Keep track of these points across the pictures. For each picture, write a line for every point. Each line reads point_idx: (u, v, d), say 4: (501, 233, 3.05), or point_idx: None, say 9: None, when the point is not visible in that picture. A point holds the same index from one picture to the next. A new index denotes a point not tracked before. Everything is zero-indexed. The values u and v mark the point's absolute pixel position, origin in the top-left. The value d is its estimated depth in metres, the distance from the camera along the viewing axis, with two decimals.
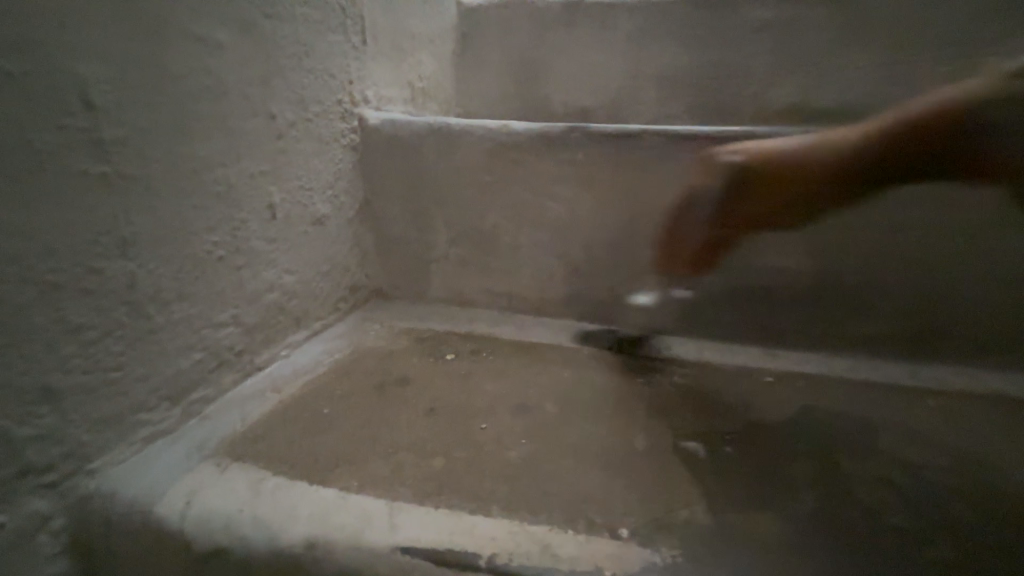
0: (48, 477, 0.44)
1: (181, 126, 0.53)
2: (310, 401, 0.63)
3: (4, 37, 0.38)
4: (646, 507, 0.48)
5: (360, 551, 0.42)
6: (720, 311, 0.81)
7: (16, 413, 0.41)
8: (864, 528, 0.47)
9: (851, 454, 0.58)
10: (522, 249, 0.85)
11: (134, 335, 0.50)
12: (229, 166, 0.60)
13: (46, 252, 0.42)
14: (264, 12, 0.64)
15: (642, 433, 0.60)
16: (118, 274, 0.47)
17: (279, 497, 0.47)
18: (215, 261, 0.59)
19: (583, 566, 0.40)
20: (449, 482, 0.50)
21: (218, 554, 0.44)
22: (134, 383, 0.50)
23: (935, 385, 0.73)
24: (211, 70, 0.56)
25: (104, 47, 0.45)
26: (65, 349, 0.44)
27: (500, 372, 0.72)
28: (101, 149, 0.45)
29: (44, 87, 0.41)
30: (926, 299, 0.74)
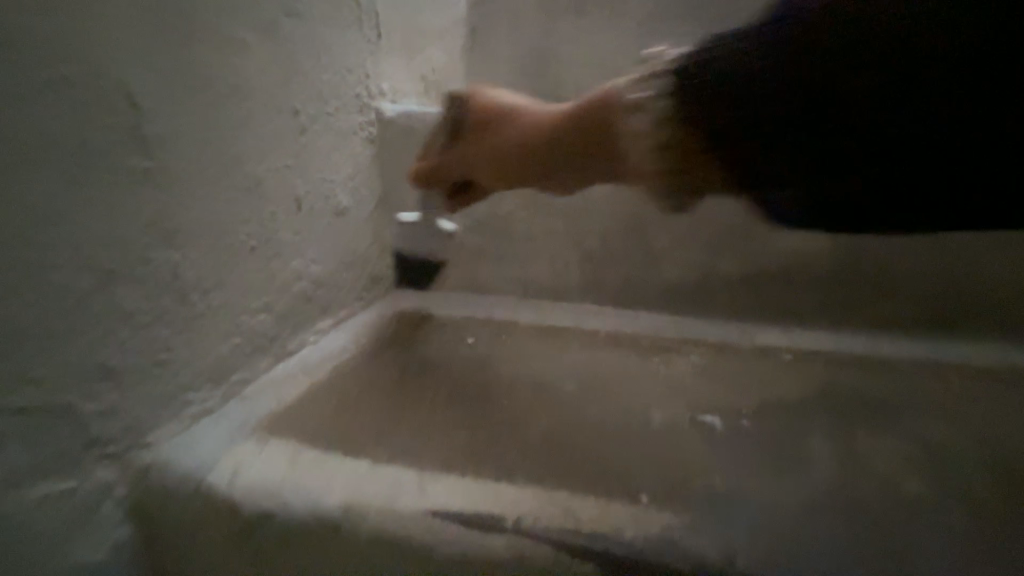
0: (110, 449, 0.48)
1: (214, 123, 0.56)
2: (339, 383, 0.66)
3: (59, 44, 0.41)
4: (663, 475, 0.49)
5: (393, 514, 0.45)
6: (734, 291, 0.83)
7: (83, 389, 0.45)
8: (881, 495, 0.48)
9: (869, 427, 0.59)
10: (538, 234, 0.88)
11: (180, 320, 0.54)
12: (258, 161, 0.63)
13: (101, 242, 0.46)
14: (285, 11, 0.67)
15: (658, 408, 0.62)
16: (164, 263, 0.51)
17: (316, 467, 0.50)
18: (248, 251, 0.62)
19: (605, 526, 0.43)
20: (474, 454, 0.53)
21: (264, 519, 0.47)
22: (181, 365, 0.54)
23: (958, 360, 0.73)
24: (239, 68, 0.59)
25: (145, 50, 0.48)
26: (122, 332, 0.48)
27: (518, 354, 0.75)
28: (144, 147, 0.49)
29: (94, 89, 0.44)
30: (946, 278, 0.75)
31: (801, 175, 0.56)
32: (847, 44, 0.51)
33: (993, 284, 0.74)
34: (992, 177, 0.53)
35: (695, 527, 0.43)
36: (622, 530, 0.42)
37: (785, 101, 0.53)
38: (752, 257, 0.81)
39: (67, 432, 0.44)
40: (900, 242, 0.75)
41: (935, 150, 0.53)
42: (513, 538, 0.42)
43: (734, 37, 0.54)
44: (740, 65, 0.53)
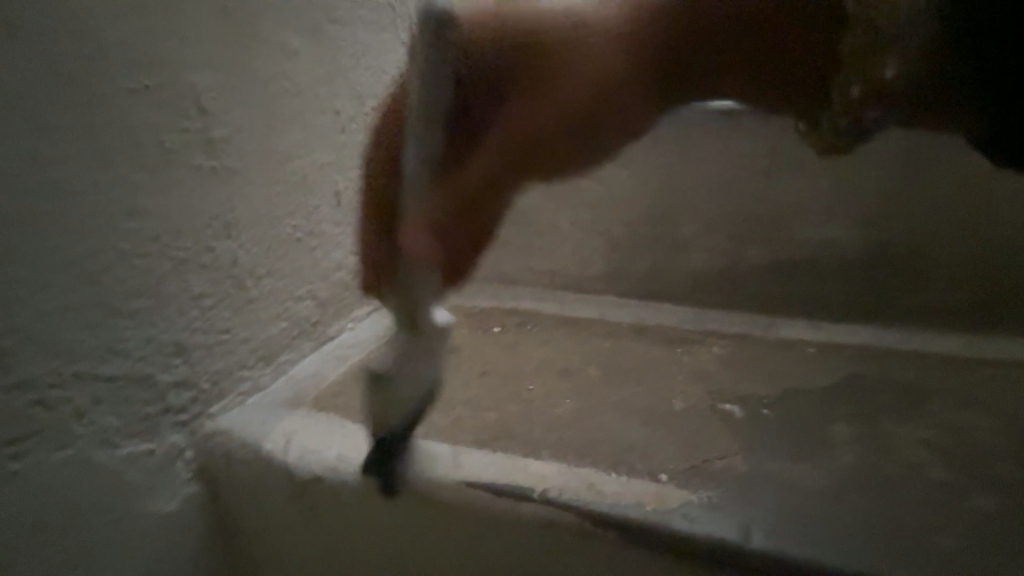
0: (181, 417, 0.55)
1: (268, 120, 0.62)
2: (376, 365, 0.71)
3: (140, 58, 0.47)
4: (686, 457, 0.52)
5: (430, 482, 0.49)
6: (761, 283, 0.88)
7: (159, 362, 0.52)
8: (905, 478, 0.48)
9: (897, 416, 0.59)
10: (563, 228, 0.96)
11: (236, 303, 0.60)
12: (305, 158, 0.69)
13: (175, 231, 0.52)
14: (330, 17, 0.71)
15: (680, 394, 0.64)
16: (225, 252, 0.58)
17: (359, 438, 0.55)
18: (295, 242, 0.69)
19: (626, 500, 0.45)
20: (501, 431, 0.56)
21: (314, 482, 0.52)
22: (239, 344, 0.61)
23: (998, 354, 0.72)
24: (288, 72, 0.64)
25: (206, 57, 0.53)
26: (191, 313, 0.55)
27: (547, 341, 0.78)
28: (211, 147, 0.55)
29: (168, 94, 0.50)
30: (964, 282, 0.79)
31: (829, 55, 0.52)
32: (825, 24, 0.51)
33: (998, 276, 0.78)
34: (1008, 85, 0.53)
35: (713, 504, 0.45)
36: (641, 504, 0.45)
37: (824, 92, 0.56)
38: (779, 246, 0.87)
39: (150, 398, 0.52)
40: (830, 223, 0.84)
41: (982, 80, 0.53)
42: (540, 507, 0.46)
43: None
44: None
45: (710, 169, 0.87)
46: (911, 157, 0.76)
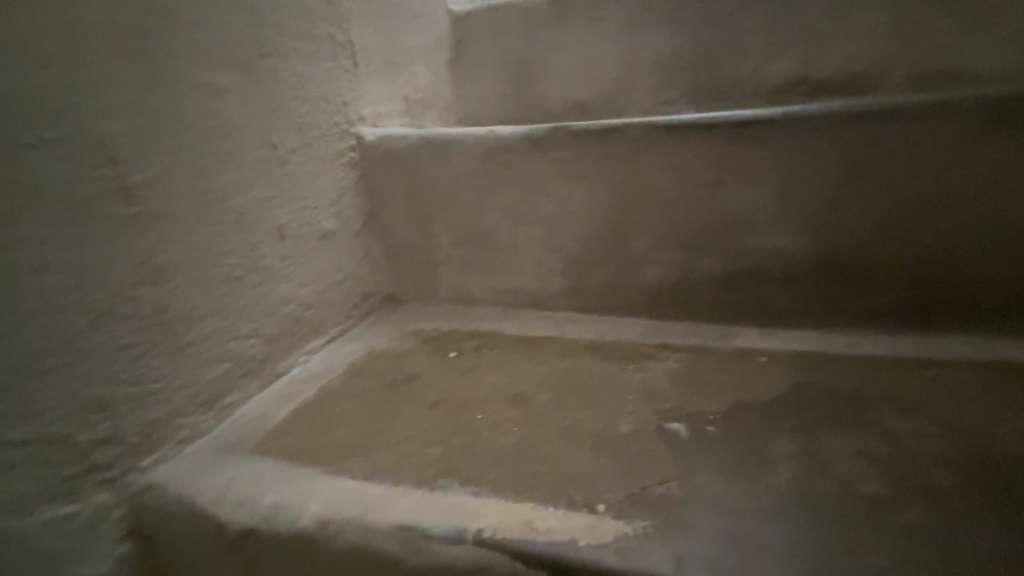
0: (107, 474, 0.53)
1: (197, 162, 0.62)
2: (326, 400, 0.70)
3: (44, 112, 0.47)
4: (625, 485, 0.51)
5: (365, 527, 0.48)
6: (721, 292, 0.85)
7: (79, 421, 0.51)
8: (838, 495, 0.49)
9: (838, 425, 0.60)
10: (519, 246, 0.91)
11: (169, 350, 0.59)
12: (240, 196, 0.68)
13: (92, 285, 0.51)
14: (261, 52, 0.71)
15: (627, 415, 0.63)
16: (153, 299, 0.57)
17: (298, 484, 0.53)
18: (234, 280, 0.68)
19: (562, 537, 0.45)
20: (445, 467, 0.55)
21: (248, 534, 0.51)
22: (173, 393, 0.60)
23: (937, 355, 0.74)
24: (216, 112, 0.64)
25: (119, 105, 0.53)
26: (115, 366, 0.53)
27: (500, 364, 0.78)
28: (128, 195, 0.54)
29: (79, 146, 0.49)
30: (925, 279, 0.77)
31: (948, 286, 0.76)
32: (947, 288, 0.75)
33: (962, 275, 0.76)
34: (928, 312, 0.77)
35: (649, 534, 0.45)
36: (576, 539, 0.45)
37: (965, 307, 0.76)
38: (729, 256, 0.83)
39: (71, 459, 0.50)
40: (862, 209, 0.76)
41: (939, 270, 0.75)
42: (474, 548, 0.45)
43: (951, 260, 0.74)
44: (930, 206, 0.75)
45: (654, 183, 0.83)
46: (852, 162, 0.75)
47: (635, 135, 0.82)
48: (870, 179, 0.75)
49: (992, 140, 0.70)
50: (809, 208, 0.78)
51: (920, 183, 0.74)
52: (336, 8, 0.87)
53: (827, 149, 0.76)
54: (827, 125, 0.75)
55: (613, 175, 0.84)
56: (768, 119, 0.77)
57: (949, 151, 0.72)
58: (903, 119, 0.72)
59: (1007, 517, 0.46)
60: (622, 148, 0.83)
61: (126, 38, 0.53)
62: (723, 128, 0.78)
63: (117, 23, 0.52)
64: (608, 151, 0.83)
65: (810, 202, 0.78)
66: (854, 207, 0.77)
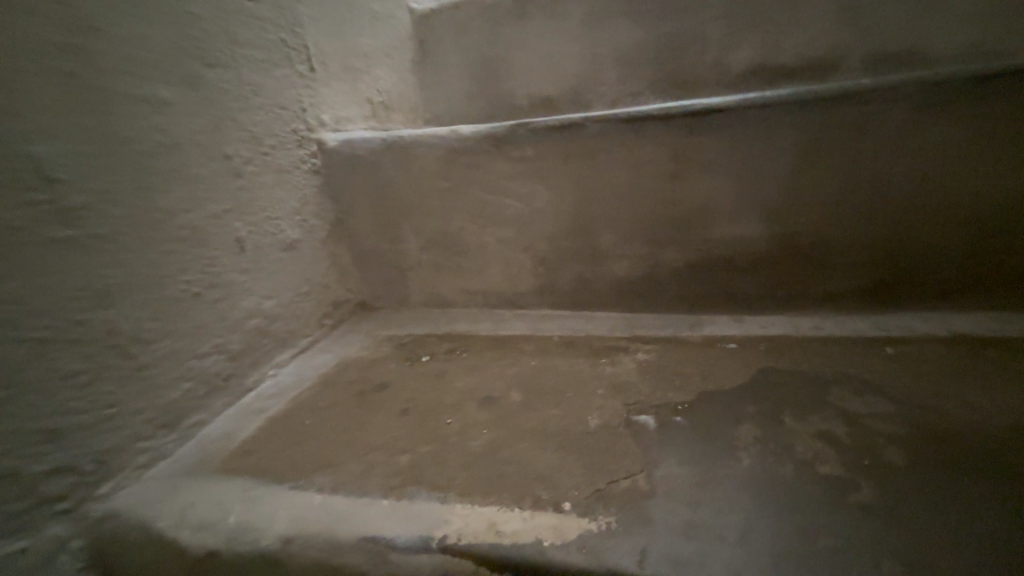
0: (61, 505, 0.52)
1: (141, 180, 0.60)
2: (294, 414, 0.69)
3: None
4: (590, 481, 0.52)
5: (329, 542, 0.47)
6: (689, 282, 0.86)
7: (27, 453, 0.49)
8: (796, 478, 0.50)
9: (800, 409, 0.61)
10: (488, 247, 0.91)
11: (122, 374, 0.58)
12: (191, 212, 0.67)
13: (31, 313, 0.49)
14: (205, 62, 0.69)
15: (595, 411, 0.64)
16: (99, 322, 0.55)
17: (261, 503, 0.53)
18: (191, 297, 0.66)
19: (526, 538, 0.45)
20: (412, 475, 0.55)
21: (212, 556, 0.50)
22: (130, 416, 0.59)
23: (900, 333, 0.76)
24: (158, 126, 0.62)
25: (49, 125, 0.51)
26: (62, 395, 0.52)
27: (472, 366, 0.78)
28: (64, 217, 0.52)
29: (6, 170, 0.47)
30: (885, 260, 0.79)
31: (917, 259, 0.78)
32: (911, 264, 0.78)
33: (925, 253, 0.77)
34: (892, 289, 0.79)
35: (612, 530, 0.45)
36: (540, 540, 0.45)
37: (934, 281, 0.78)
38: (694, 246, 0.84)
39: (18, 493, 0.49)
40: (819, 197, 0.78)
41: (903, 247, 0.78)
42: (439, 555, 0.45)
43: (913, 235, 0.77)
44: (892, 185, 0.76)
45: (617, 177, 0.83)
46: (811, 148, 0.76)
47: (597, 129, 0.81)
48: (826, 164, 0.76)
49: (950, 119, 0.71)
50: (770, 194, 0.79)
51: (874, 165, 0.75)
52: (287, 12, 0.85)
53: (784, 136, 0.76)
54: (783, 112, 0.75)
55: (576, 171, 0.84)
56: (726, 108, 0.77)
57: (900, 133, 0.73)
58: (853, 102, 0.73)
59: (960, 490, 0.47)
60: (583, 143, 0.83)
61: (53, 54, 0.51)
62: (682, 119, 0.78)
63: (43, 39, 0.50)
64: (570, 147, 0.83)
65: (769, 188, 0.79)
66: (813, 191, 0.78)
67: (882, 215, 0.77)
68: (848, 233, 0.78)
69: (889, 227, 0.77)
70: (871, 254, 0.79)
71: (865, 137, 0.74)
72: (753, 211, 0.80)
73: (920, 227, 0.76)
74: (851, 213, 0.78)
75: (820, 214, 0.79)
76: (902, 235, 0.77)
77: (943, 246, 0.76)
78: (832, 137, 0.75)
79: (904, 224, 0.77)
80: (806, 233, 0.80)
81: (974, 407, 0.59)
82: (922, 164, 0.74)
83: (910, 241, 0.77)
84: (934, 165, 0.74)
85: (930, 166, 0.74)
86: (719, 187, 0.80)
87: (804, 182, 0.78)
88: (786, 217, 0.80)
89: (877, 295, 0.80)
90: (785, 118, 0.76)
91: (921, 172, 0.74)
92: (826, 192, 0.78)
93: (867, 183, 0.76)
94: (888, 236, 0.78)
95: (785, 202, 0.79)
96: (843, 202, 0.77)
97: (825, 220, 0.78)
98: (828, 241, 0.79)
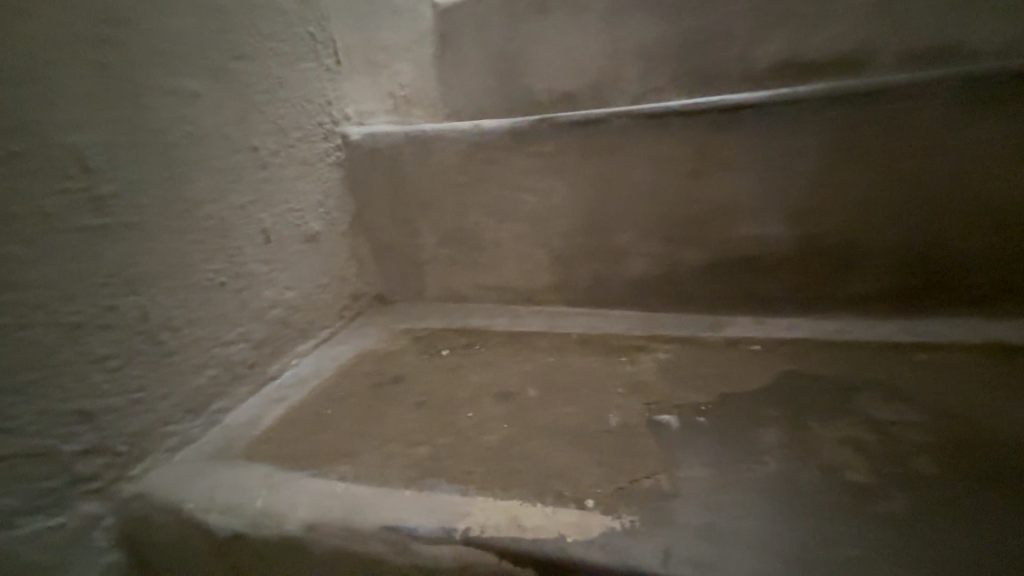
0: (94, 484, 0.54)
1: (169, 170, 0.61)
2: (315, 404, 0.70)
3: (9, 126, 0.47)
4: (611, 479, 0.51)
5: (350, 529, 0.48)
6: (710, 282, 0.85)
7: (62, 433, 0.51)
8: (821, 484, 0.49)
9: (825, 413, 0.60)
10: (506, 243, 0.91)
11: (151, 359, 0.59)
12: (218, 202, 0.68)
13: (66, 297, 0.51)
14: (233, 55, 0.70)
15: (616, 409, 0.63)
16: (130, 308, 0.57)
17: (284, 489, 0.53)
18: (217, 286, 0.68)
19: (546, 533, 0.45)
20: (431, 467, 0.55)
21: (236, 539, 0.51)
22: (158, 401, 0.60)
23: (928, 339, 0.74)
24: (187, 118, 0.64)
25: (84, 115, 0.52)
26: (94, 377, 0.53)
27: (490, 361, 0.78)
28: (99, 205, 0.54)
29: (43, 158, 0.49)
30: (914, 264, 0.77)
31: (949, 264, 0.75)
32: (942, 268, 0.76)
33: (956, 258, 0.75)
34: (920, 294, 0.77)
35: (633, 528, 0.45)
36: (561, 535, 0.45)
37: (967, 286, 0.76)
38: (716, 246, 0.83)
39: (54, 471, 0.51)
40: (847, 198, 0.76)
41: (934, 251, 0.75)
42: (458, 547, 0.45)
43: (944, 239, 0.75)
44: (923, 187, 0.74)
45: (639, 174, 0.82)
46: (839, 147, 0.74)
47: (621, 126, 0.81)
48: (856, 162, 0.75)
49: (987, 119, 0.69)
50: (796, 194, 0.78)
51: (905, 166, 0.73)
52: (313, 5, 0.85)
53: (812, 134, 0.75)
54: (811, 110, 0.74)
55: (597, 168, 0.84)
56: (753, 104, 0.75)
57: (933, 130, 0.71)
58: (885, 99, 0.71)
59: (993, 502, 0.46)
60: (606, 139, 0.82)
61: (88, 46, 0.53)
62: (707, 116, 0.77)
63: (78, 32, 0.52)
64: (593, 143, 0.82)
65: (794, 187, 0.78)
66: (841, 191, 0.76)
67: (912, 217, 0.75)
68: (876, 236, 0.77)
69: (920, 230, 0.75)
70: (901, 257, 0.77)
71: (895, 136, 0.72)
72: (777, 211, 0.79)
73: (954, 230, 0.74)
74: (881, 214, 0.76)
75: (847, 216, 0.77)
76: (932, 239, 0.75)
77: (979, 251, 0.74)
78: (861, 136, 0.73)
79: (935, 227, 0.75)
80: (832, 234, 0.78)
81: (1007, 417, 0.57)
82: (958, 165, 0.72)
83: (942, 244, 0.75)
84: (969, 165, 0.71)
85: (966, 167, 0.71)
86: (744, 186, 0.79)
87: (830, 183, 0.76)
88: (811, 217, 0.78)
89: (905, 300, 0.78)
90: (814, 116, 0.74)
91: (955, 173, 0.72)
92: (855, 192, 0.76)
93: (897, 183, 0.74)
94: (918, 240, 0.76)
95: (812, 203, 0.77)
96: (872, 205, 0.76)
97: (852, 221, 0.77)
98: (853, 244, 0.78)
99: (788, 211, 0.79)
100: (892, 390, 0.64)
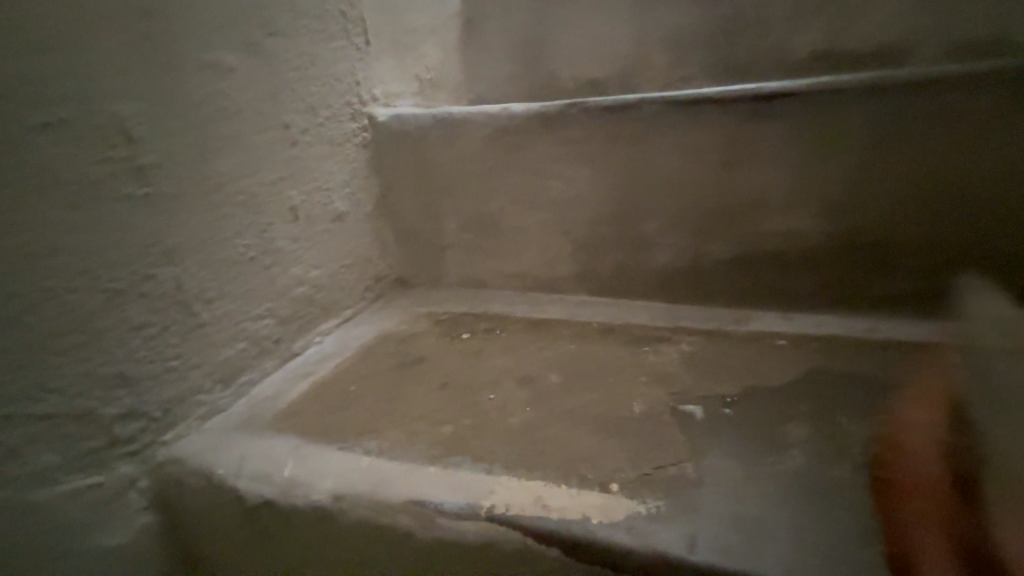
0: (131, 447, 0.56)
1: (204, 143, 0.62)
2: (339, 381, 0.71)
3: (59, 93, 0.48)
4: (636, 465, 0.51)
5: (377, 502, 0.49)
6: (738, 275, 0.83)
7: (102, 395, 0.53)
8: (852, 480, 0.48)
9: (855, 411, 0.59)
10: (530, 229, 0.90)
11: (185, 329, 0.61)
12: (250, 177, 0.68)
13: (109, 264, 0.52)
14: (268, 30, 0.71)
15: (639, 397, 0.63)
16: (167, 279, 0.58)
17: (311, 461, 0.54)
18: (247, 262, 0.69)
19: (571, 515, 0.45)
20: (455, 446, 0.56)
21: (266, 506, 0.52)
22: (190, 370, 0.61)
23: (961, 341, 0.72)
24: (224, 92, 0.64)
25: (128, 85, 0.53)
26: (133, 343, 0.55)
27: (512, 346, 0.78)
28: (140, 175, 0.55)
29: (89, 125, 0.50)
30: (948, 264, 0.74)
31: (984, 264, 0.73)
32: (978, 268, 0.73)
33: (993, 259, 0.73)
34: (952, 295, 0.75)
35: (659, 514, 0.45)
36: (587, 517, 0.45)
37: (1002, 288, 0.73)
38: (745, 238, 0.81)
39: (93, 431, 0.52)
40: (882, 193, 0.74)
41: (970, 251, 0.73)
42: (484, 524, 0.46)
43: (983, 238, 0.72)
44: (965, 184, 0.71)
45: (670, 162, 0.81)
46: (878, 140, 0.72)
47: (652, 113, 0.79)
48: (894, 149, 0.72)
49: None
50: (831, 187, 0.75)
51: (946, 161, 0.71)
52: None
53: (853, 123, 0.72)
54: (851, 100, 0.72)
55: (626, 154, 0.82)
56: (793, 92, 0.73)
57: (979, 123, 0.68)
58: (933, 86, 0.69)
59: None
60: (637, 126, 0.80)
61: (132, 16, 0.53)
62: (743, 103, 0.75)
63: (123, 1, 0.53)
64: (623, 129, 0.81)
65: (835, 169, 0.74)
66: (877, 179, 0.73)
67: (949, 215, 0.72)
68: (911, 234, 0.74)
69: (958, 229, 0.73)
70: (936, 256, 0.74)
71: (937, 130, 0.70)
72: (808, 205, 0.77)
73: (994, 230, 0.72)
74: (916, 211, 0.73)
75: (882, 212, 0.75)
76: (969, 238, 0.73)
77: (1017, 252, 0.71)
78: (901, 128, 0.71)
79: (974, 226, 0.72)
80: (864, 230, 0.76)
81: None
82: (1002, 162, 0.69)
83: (979, 244, 0.72)
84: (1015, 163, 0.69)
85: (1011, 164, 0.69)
86: (777, 177, 0.77)
87: (866, 177, 0.74)
88: (844, 212, 0.76)
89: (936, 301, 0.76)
90: (852, 106, 0.72)
91: (999, 170, 0.69)
92: (891, 188, 0.73)
93: (937, 179, 0.72)
94: (955, 239, 0.73)
95: (846, 197, 0.75)
96: (909, 201, 0.73)
97: (886, 218, 0.75)
98: (887, 241, 0.75)
99: (821, 205, 0.76)
100: (922, 391, 0.62)
